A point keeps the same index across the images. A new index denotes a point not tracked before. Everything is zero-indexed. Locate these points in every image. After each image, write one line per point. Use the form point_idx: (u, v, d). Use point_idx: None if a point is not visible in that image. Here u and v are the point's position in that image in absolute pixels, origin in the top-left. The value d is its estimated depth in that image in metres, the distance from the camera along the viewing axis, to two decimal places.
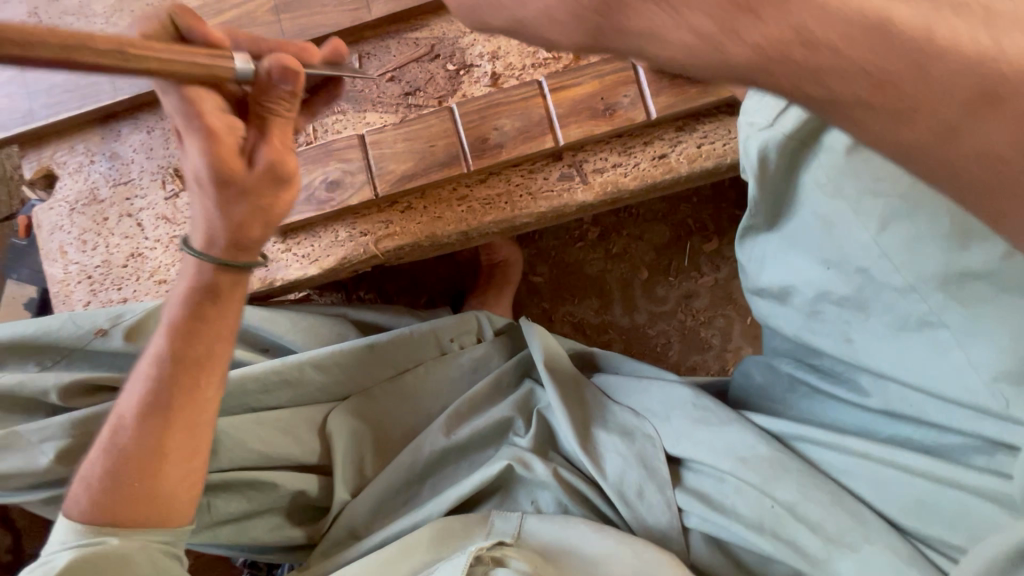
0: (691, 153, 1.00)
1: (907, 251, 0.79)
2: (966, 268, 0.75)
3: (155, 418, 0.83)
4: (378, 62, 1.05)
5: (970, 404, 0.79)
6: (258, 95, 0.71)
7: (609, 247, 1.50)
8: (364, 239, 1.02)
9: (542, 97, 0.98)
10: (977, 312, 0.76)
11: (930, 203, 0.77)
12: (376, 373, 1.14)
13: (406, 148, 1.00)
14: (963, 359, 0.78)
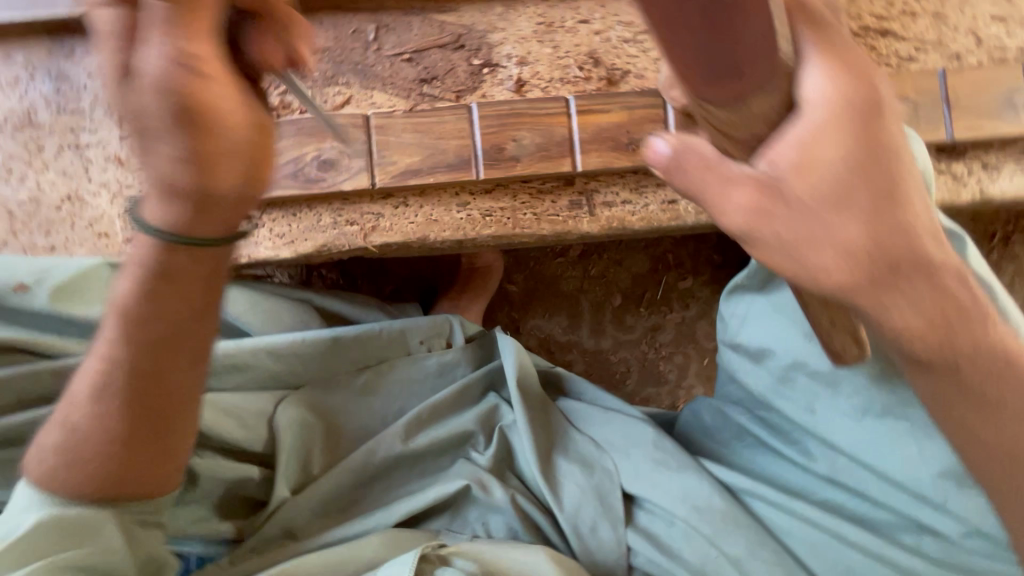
0: (699, 205, 0.99)
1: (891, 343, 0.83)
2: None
3: (81, 458, 0.67)
4: (395, 38, 0.95)
5: (912, 488, 0.87)
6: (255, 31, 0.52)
7: (588, 267, 1.48)
8: (349, 228, 0.93)
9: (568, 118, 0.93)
10: None
11: None
12: (335, 366, 1.06)
13: (414, 140, 0.91)
14: (917, 452, 0.85)
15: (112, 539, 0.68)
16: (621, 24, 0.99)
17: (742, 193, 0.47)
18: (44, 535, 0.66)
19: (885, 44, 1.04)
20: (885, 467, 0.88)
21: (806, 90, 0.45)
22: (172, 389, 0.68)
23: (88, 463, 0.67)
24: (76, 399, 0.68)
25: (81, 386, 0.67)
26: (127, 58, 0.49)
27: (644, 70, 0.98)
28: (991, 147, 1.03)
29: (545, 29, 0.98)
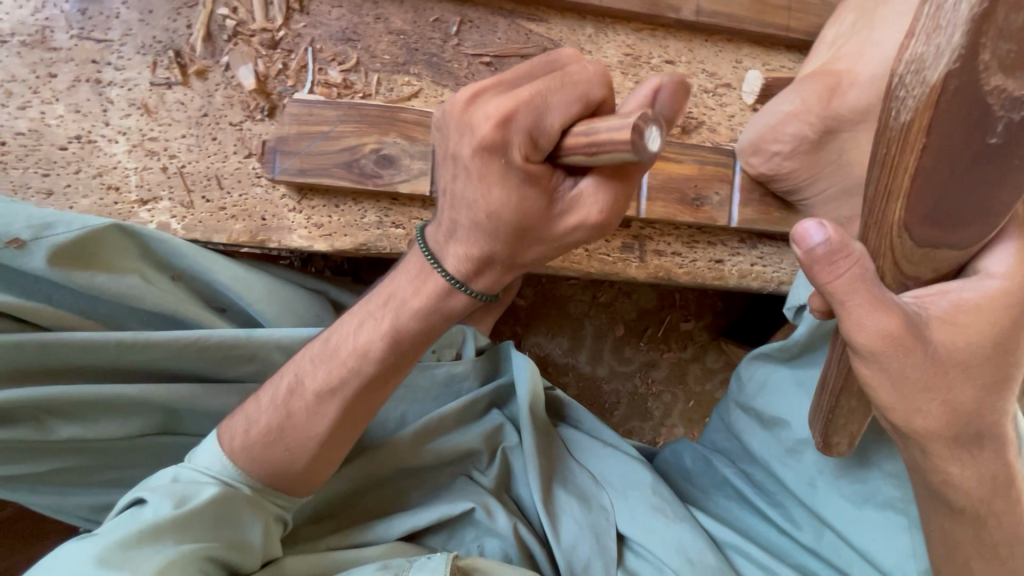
0: (744, 268, 0.99)
1: None
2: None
3: (274, 446, 0.74)
4: (478, 37, 0.88)
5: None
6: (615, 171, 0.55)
7: (598, 294, 1.48)
8: (394, 231, 0.86)
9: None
10: None
11: None
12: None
13: None
14: (908, 545, 0.89)
15: (248, 521, 0.72)
16: (705, 72, 0.97)
17: (887, 319, 0.53)
18: (208, 514, 0.69)
19: None
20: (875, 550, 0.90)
21: (989, 271, 0.56)
22: (346, 432, 0.77)
23: (272, 453, 0.74)
24: (308, 410, 0.74)
25: (295, 399, 0.74)
26: (524, 113, 0.51)
27: (717, 124, 0.97)
28: None
29: (631, 61, 0.94)
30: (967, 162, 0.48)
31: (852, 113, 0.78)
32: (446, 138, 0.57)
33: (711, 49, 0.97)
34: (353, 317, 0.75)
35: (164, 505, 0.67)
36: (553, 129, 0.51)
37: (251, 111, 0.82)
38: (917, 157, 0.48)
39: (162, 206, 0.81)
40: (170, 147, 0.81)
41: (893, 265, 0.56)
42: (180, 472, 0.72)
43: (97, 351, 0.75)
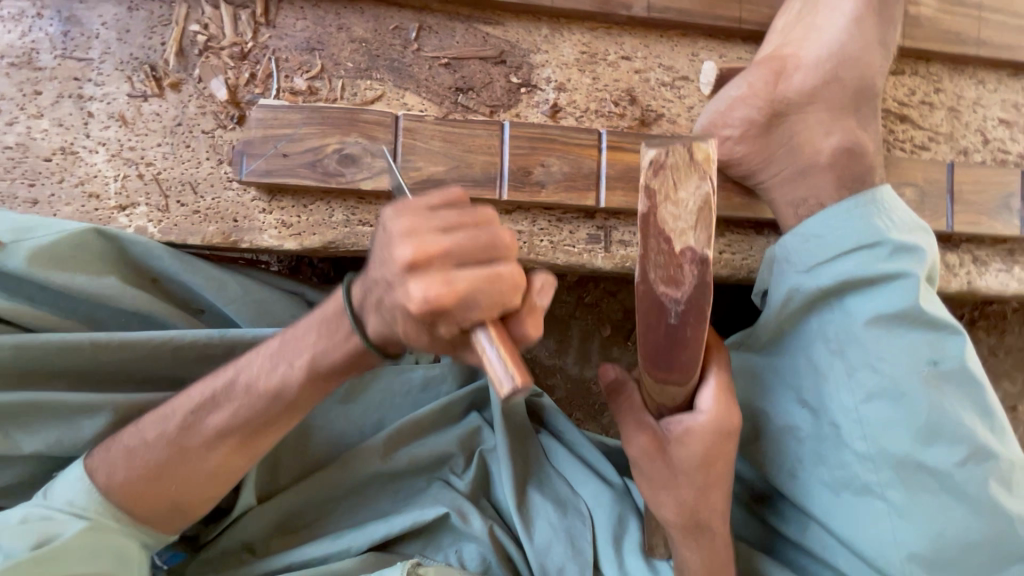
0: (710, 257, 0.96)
1: (882, 427, 0.79)
2: (922, 460, 0.78)
3: (157, 481, 0.71)
4: (437, 42, 0.93)
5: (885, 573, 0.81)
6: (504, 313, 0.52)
7: (583, 294, 1.48)
8: (361, 227, 0.89)
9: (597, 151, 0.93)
10: (917, 498, 0.78)
11: (915, 398, 0.78)
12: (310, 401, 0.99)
13: (441, 149, 0.89)
14: (889, 535, 0.79)
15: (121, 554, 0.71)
16: (661, 67, 0.99)
17: (641, 437, 0.75)
18: (75, 552, 0.68)
19: (902, 129, 1.08)
20: (858, 543, 0.82)
21: (702, 406, 0.73)
22: (261, 421, 0.71)
23: (153, 487, 0.71)
24: (203, 445, 0.71)
25: (188, 435, 0.71)
26: (425, 236, 0.51)
27: (677, 116, 0.99)
28: (982, 242, 1.08)
29: (588, 59, 0.97)
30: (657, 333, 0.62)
31: (794, 97, 0.85)
32: (378, 239, 0.56)
33: (667, 44, 0.99)
34: (264, 351, 0.70)
35: (18, 547, 0.66)
36: (445, 253, 0.51)
37: (223, 119, 0.87)
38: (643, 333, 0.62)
39: (139, 211, 0.86)
40: (146, 156, 0.86)
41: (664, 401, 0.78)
42: (30, 511, 0.70)
43: (69, 352, 0.78)
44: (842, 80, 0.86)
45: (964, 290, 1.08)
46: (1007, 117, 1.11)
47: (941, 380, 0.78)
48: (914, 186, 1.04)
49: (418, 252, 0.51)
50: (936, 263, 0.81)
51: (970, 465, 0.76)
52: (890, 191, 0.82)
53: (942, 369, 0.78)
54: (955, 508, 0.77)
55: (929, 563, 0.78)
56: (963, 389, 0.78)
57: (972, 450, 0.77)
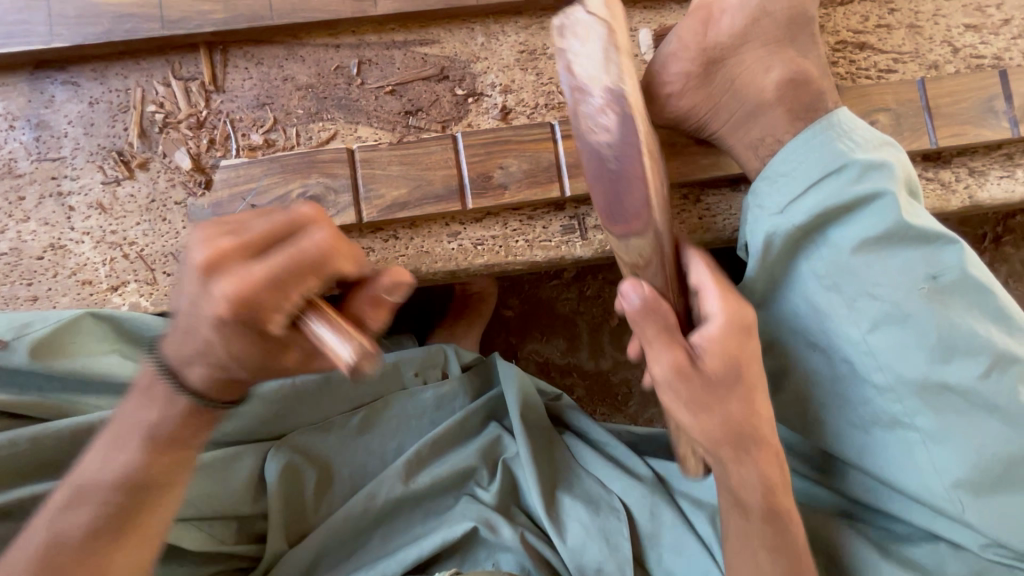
0: (691, 223, 0.95)
1: (897, 354, 0.77)
2: (944, 380, 0.76)
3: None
4: (379, 72, 0.95)
5: (929, 504, 0.79)
6: (365, 302, 0.58)
7: (583, 288, 1.47)
8: None
9: (586, 153, 0.66)
10: (948, 420, 0.76)
11: (922, 316, 0.76)
12: (297, 413, 1.01)
13: (401, 172, 0.91)
14: (929, 464, 0.77)
15: None
16: None
17: (667, 355, 0.68)
18: None
19: (862, 57, 1.05)
20: (899, 481, 0.80)
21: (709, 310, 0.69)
22: None
23: None
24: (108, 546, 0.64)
25: None
26: (233, 253, 0.51)
27: None
28: (975, 152, 1.04)
29: (528, 56, 0.97)
30: (270, 239, 0.52)
31: (725, 40, 0.83)
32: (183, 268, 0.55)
33: None
34: (98, 449, 0.66)
35: None
36: (256, 263, 0.50)
37: (191, 187, 0.91)
38: (273, 264, 0.50)
39: (130, 288, 0.90)
40: (127, 236, 0.90)
41: (665, 287, 0.72)
42: None
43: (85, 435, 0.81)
44: (772, 15, 0.84)
45: (967, 202, 1.03)
46: (973, 21, 1.07)
47: (943, 292, 0.76)
48: (887, 112, 1.01)
49: (212, 253, 0.50)
50: (911, 172, 0.80)
51: (995, 374, 0.75)
52: (848, 111, 0.82)
53: (942, 282, 0.76)
54: (988, 422, 0.75)
55: (975, 485, 0.76)
56: (968, 296, 0.76)
57: (993, 359, 0.75)
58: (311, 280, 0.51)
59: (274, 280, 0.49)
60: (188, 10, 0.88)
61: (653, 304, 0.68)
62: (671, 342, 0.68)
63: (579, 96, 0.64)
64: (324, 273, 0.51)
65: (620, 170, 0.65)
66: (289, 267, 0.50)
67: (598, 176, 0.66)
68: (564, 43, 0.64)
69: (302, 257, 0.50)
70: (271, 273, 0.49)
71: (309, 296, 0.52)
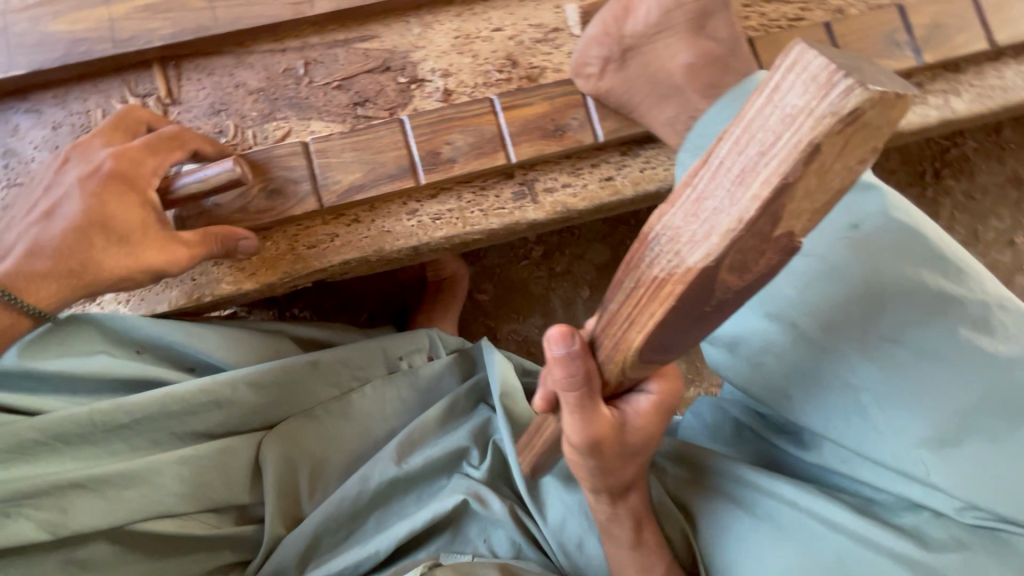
0: (635, 176, 1.04)
1: (835, 304, 0.79)
2: (891, 330, 0.77)
3: None
4: (325, 70, 1.01)
5: (896, 466, 0.76)
6: (167, 141, 0.86)
7: (552, 265, 1.52)
8: (309, 252, 0.97)
9: (690, 287, 0.44)
10: (900, 368, 0.77)
11: (850, 263, 0.80)
12: (291, 401, 0.99)
13: (354, 158, 0.96)
14: (887, 418, 0.77)
15: None
16: (531, 26, 1.06)
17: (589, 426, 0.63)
18: None
19: (772, 9, 1.13)
20: (865, 441, 0.79)
21: (647, 389, 0.69)
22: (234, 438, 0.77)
23: None
24: None
25: None
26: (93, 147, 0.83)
27: (560, 63, 1.05)
28: None
29: (463, 41, 1.04)
30: (107, 134, 0.85)
31: (641, 30, 0.96)
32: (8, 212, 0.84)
33: (530, 5, 1.07)
34: None
35: None
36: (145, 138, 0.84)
37: None
38: (165, 150, 0.85)
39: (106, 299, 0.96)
40: None
41: (623, 370, 0.58)
42: None
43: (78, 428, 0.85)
44: None
45: None
46: None
47: (869, 239, 0.80)
48: None
49: (82, 149, 0.83)
50: None
51: (933, 317, 0.77)
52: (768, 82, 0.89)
53: (864, 230, 0.81)
54: (938, 368, 0.75)
55: (942, 438, 0.74)
56: (895, 240, 0.80)
57: (927, 300, 0.77)
58: (168, 145, 0.86)
59: (155, 151, 0.84)
60: (137, 29, 0.94)
61: (573, 362, 0.58)
62: (581, 408, 0.61)
63: (753, 231, 0.40)
64: (156, 141, 0.85)
65: (714, 311, 0.49)
66: (147, 140, 0.84)
67: (682, 309, 0.47)
68: (778, 121, 0.36)
69: (172, 145, 0.86)
70: (150, 142, 0.84)
71: (163, 148, 0.85)
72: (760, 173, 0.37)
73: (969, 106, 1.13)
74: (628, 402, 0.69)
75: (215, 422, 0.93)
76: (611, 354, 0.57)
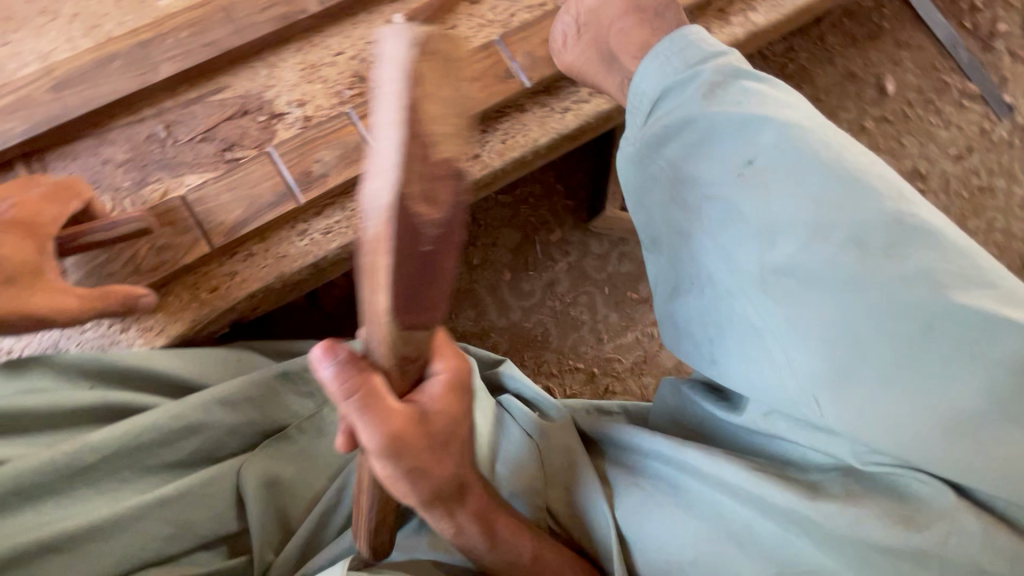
0: (499, 148, 1.14)
1: (728, 252, 0.86)
2: (777, 265, 0.82)
3: None
4: (186, 128, 1.07)
5: (803, 408, 0.83)
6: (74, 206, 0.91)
7: (470, 259, 1.59)
8: (213, 296, 1.02)
9: (395, 230, 0.43)
10: (793, 306, 0.81)
11: (740, 206, 0.85)
12: (266, 418, 0.98)
13: (231, 197, 1.02)
14: (781, 356, 0.83)
15: None
16: (369, 43, 1.15)
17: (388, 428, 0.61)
18: None
19: None
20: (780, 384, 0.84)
21: (434, 370, 0.68)
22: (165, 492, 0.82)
23: None
24: None
25: None
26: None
27: None
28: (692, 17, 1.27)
29: (310, 70, 1.13)
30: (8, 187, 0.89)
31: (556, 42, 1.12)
32: None
33: (364, 26, 1.17)
34: None
35: None
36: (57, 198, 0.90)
37: None
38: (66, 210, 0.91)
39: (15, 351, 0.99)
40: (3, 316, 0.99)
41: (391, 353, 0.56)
42: None
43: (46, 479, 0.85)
44: None
45: None
46: None
47: (758, 174, 0.85)
48: None
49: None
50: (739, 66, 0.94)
51: (822, 246, 0.80)
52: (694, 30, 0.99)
53: (758, 164, 0.85)
54: (832, 300, 0.79)
55: (836, 381, 0.78)
56: (783, 171, 0.84)
57: (811, 232, 0.81)
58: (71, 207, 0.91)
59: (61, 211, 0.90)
60: None
61: (345, 370, 0.58)
62: (370, 413, 0.60)
63: (414, 152, 0.43)
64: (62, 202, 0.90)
65: (438, 254, 0.49)
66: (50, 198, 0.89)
67: (401, 267, 0.46)
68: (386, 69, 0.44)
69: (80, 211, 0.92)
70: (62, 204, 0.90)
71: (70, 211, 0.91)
72: (388, 111, 0.42)
73: (766, 18, 1.29)
74: (422, 390, 0.67)
75: (192, 449, 0.93)
76: (369, 348, 0.57)
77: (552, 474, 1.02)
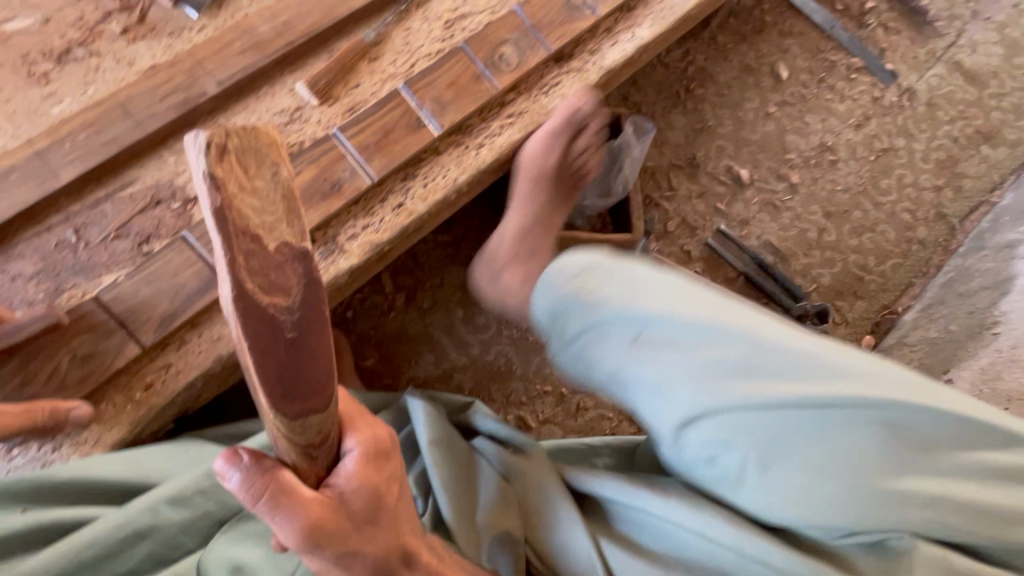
0: (420, 193, 1.16)
1: (664, 401, 0.90)
2: (714, 391, 0.86)
3: None
4: (98, 228, 1.05)
5: (770, 513, 0.87)
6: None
7: (420, 304, 1.59)
8: (149, 394, 0.98)
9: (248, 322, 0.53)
10: (735, 432, 0.86)
11: (661, 355, 0.89)
12: (220, 509, 0.94)
13: (154, 291, 0.99)
14: (744, 474, 0.87)
15: None
16: (274, 114, 1.17)
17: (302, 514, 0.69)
18: None
19: None
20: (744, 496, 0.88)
21: (348, 447, 0.77)
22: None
23: None
24: None
25: None
26: None
27: (314, 132, 1.16)
28: (584, 39, 1.33)
29: None
30: None
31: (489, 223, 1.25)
32: None
33: (267, 98, 1.18)
34: None
35: None
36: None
37: None
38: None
39: None
40: None
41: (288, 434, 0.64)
42: None
43: None
44: None
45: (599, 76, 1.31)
46: None
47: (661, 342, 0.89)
48: (508, 43, 1.25)
49: None
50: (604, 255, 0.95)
51: (741, 377, 0.85)
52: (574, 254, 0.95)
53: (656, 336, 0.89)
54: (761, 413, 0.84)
55: (793, 486, 0.84)
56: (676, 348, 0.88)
57: (708, 373, 0.86)
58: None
59: None
60: None
61: (251, 474, 0.67)
62: (281, 507, 0.68)
63: (242, 250, 0.50)
64: None
65: (303, 336, 0.56)
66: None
67: (264, 352, 0.55)
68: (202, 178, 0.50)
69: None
70: None
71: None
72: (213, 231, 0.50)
73: (652, 29, 1.35)
74: (337, 473, 0.75)
75: (141, 557, 0.89)
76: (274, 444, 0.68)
77: (528, 514, 1.03)
